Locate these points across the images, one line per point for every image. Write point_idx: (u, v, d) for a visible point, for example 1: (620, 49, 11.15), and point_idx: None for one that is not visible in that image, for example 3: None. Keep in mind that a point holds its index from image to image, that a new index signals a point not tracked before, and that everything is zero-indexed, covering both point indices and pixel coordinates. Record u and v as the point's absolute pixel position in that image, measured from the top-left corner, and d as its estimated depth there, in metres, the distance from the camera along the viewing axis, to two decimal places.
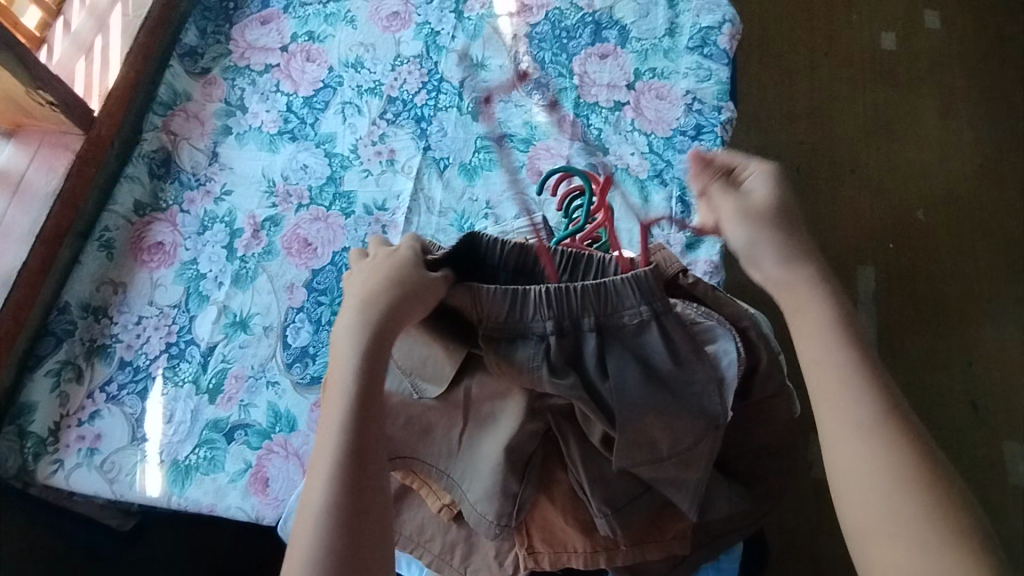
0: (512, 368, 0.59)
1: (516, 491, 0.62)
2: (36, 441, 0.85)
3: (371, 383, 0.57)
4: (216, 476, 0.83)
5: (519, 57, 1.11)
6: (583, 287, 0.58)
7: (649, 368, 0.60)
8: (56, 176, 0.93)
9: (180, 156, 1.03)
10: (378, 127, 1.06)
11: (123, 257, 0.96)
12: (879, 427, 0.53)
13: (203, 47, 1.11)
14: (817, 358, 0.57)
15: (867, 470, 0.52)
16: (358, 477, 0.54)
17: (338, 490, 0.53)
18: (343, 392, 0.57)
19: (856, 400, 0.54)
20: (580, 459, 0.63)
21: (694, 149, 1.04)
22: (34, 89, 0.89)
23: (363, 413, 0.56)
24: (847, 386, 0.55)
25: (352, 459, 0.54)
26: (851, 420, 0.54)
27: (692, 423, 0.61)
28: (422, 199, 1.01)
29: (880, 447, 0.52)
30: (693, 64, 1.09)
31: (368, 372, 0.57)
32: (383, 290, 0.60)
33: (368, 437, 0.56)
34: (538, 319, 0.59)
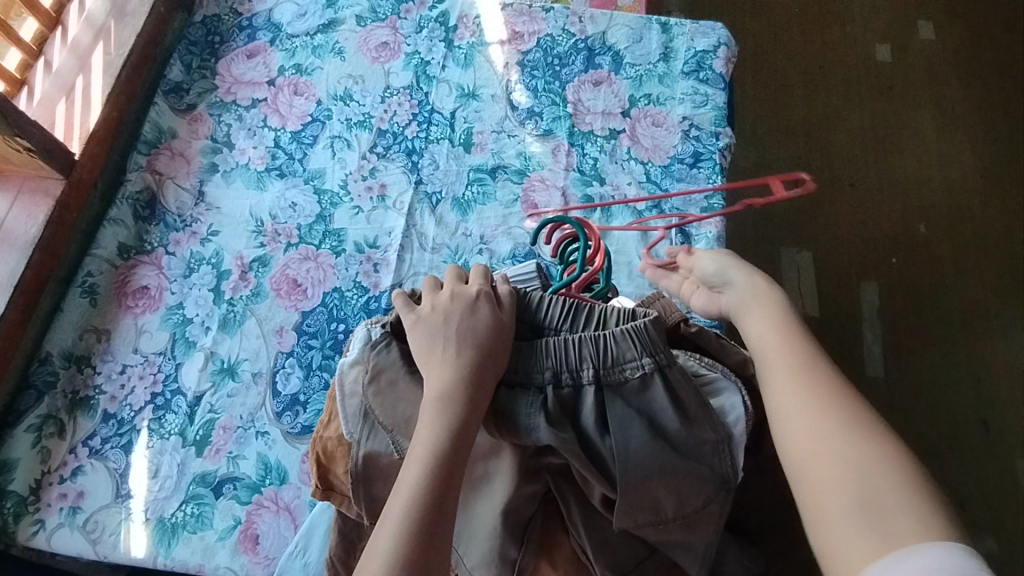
0: (509, 422, 0.58)
1: (515, 557, 0.59)
2: (17, 501, 0.82)
3: (461, 442, 0.55)
4: (204, 534, 0.80)
5: (511, 86, 1.09)
6: (582, 337, 0.58)
7: (655, 426, 0.57)
8: (36, 223, 0.89)
9: (165, 197, 1.00)
10: (369, 162, 1.03)
11: (107, 303, 0.93)
12: (820, 393, 0.57)
13: (188, 83, 1.08)
14: (763, 342, 0.63)
15: (809, 429, 0.55)
16: (430, 542, 0.51)
17: (411, 549, 0.50)
18: (431, 444, 0.55)
19: (799, 372, 0.59)
20: (581, 521, 0.60)
21: (692, 177, 1.01)
22: (11, 136, 0.85)
23: (448, 473, 0.54)
24: (792, 362, 0.60)
25: (429, 521, 0.52)
26: (794, 387, 0.58)
27: (702, 484, 0.57)
28: (414, 236, 0.98)
29: (820, 409, 0.56)
30: (689, 89, 1.07)
31: (459, 427, 0.55)
32: (473, 347, 0.59)
33: (448, 500, 0.53)
34: (539, 369, 0.59)
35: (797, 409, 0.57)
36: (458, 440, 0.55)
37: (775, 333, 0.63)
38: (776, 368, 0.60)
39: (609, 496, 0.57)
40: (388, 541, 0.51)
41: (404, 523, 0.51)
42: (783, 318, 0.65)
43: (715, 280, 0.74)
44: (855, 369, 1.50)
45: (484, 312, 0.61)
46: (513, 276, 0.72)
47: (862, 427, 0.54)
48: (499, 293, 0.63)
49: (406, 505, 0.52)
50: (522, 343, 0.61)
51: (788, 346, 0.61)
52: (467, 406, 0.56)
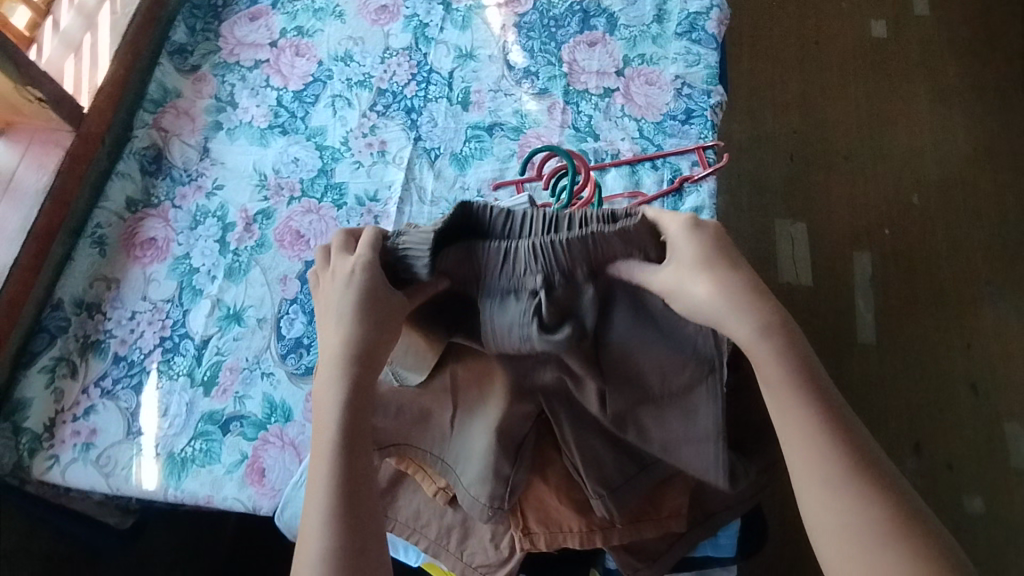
0: (503, 331, 0.55)
1: (509, 474, 0.62)
2: (32, 438, 0.85)
3: (360, 428, 0.56)
4: (213, 468, 0.83)
5: (508, 46, 1.12)
6: (573, 236, 0.54)
7: (642, 307, 0.57)
8: (47, 172, 0.92)
9: (170, 152, 1.03)
10: (369, 119, 1.06)
11: (116, 253, 0.96)
12: (861, 520, 0.50)
13: (192, 45, 1.11)
14: (794, 442, 0.53)
15: (851, 564, 0.50)
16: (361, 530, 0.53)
17: (334, 541, 0.52)
18: (329, 435, 0.55)
19: (840, 495, 0.51)
20: (573, 441, 0.62)
21: (684, 133, 1.04)
22: (23, 86, 0.88)
23: (355, 458, 0.55)
24: (832, 480, 0.52)
25: (352, 511, 0.54)
26: (835, 512, 0.51)
27: (688, 397, 0.58)
28: (413, 189, 1.01)
29: (858, 542, 0.50)
30: (682, 49, 1.10)
31: (353, 413, 0.56)
32: (355, 329, 0.56)
33: (365, 483, 0.55)
34: (528, 274, 0.54)
35: (834, 538, 0.51)
36: (355, 425, 0.56)
37: (803, 432, 0.53)
38: (813, 481, 0.52)
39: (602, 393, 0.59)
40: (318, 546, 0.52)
41: (327, 524, 0.53)
42: (814, 406, 0.53)
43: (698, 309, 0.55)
44: (847, 336, 1.53)
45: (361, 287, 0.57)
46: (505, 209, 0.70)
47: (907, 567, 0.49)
48: (412, 292, 0.57)
49: (328, 505, 0.53)
50: (502, 245, 0.55)
51: (827, 458, 0.52)
52: (359, 391, 0.56)
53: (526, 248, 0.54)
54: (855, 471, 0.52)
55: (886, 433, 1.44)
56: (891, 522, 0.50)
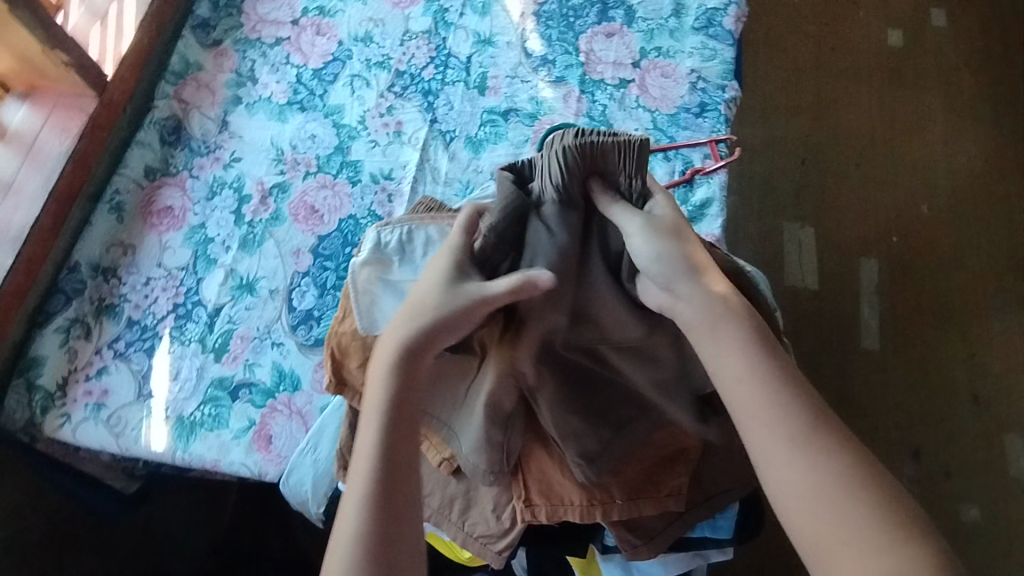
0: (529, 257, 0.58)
1: (503, 442, 0.62)
2: (45, 395, 0.86)
3: (400, 434, 0.57)
4: (221, 433, 0.85)
5: (526, 34, 1.13)
6: (579, 148, 0.56)
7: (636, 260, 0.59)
8: (70, 136, 0.91)
9: (190, 124, 1.04)
10: (386, 100, 1.07)
11: (133, 219, 0.97)
12: (823, 475, 0.53)
13: (215, 20, 1.13)
14: (747, 412, 0.56)
15: (814, 514, 0.53)
16: (390, 538, 0.54)
17: (369, 518, 0.54)
18: (376, 422, 0.57)
19: (800, 456, 0.54)
20: (551, 416, 0.60)
21: (697, 126, 1.05)
22: (50, 49, 0.86)
23: (392, 466, 0.56)
24: (789, 442, 0.54)
25: (383, 521, 0.54)
26: (796, 471, 0.54)
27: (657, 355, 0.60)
28: (428, 170, 1.02)
29: (821, 497, 0.53)
30: (698, 44, 1.11)
31: (395, 420, 0.57)
32: (423, 321, 0.58)
33: (400, 493, 0.55)
34: (539, 192, 0.59)
35: (796, 498, 0.54)
36: (396, 431, 0.57)
37: (756, 401, 0.55)
38: (771, 448, 0.55)
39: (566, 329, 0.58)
40: (347, 547, 0.53)
41: (359, 528, 0.54)
42: (761, 370, 0.56)
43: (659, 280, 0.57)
44: (850, 341, 1.53)
45: (433, 282, 0.59)
46: None
47: (865, 514, 0.52)
48: (491, 291, 0.55)
49: (360, 509, 0.54)
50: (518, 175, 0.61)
51: (781, 422, 0.55)
52: (402, 396, 0.58)
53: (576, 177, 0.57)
54: (810, 431, 0.55)
55: (885, 439, 1.45)
56: (847, 474, 0.53)
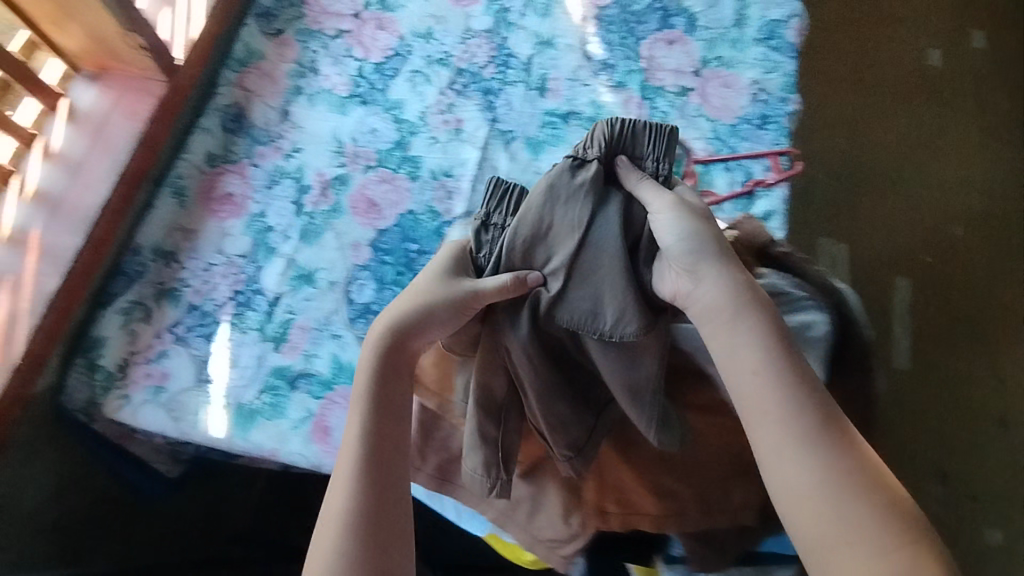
0: (539, 219, 0.62)
1: (496, 435, 0.63)
2: (106, 375, 0.86)
3: (389, 418, 0.59)
4: (279, 422, 0.85)
5: (587, 38, 1.13)
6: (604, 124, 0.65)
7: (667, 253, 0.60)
8: (140, 120, 0.91)
9: (252, 112, 1.04)
10: (447, 97, 1.07)
11: (195, 205, 0.97)
12: (830, 475, 0.49)
13: (278, 9, 1.13)
14: (752, 405, 0.53)
15: (822, 518, 0.47)
16: (380, 521, 0.54)
17: (363, 495, 0.54)
18: (364, 409, 0.59)
19: (807, 449, 0.50)
20: (536, 403, 0.62)
21: (758, 137, 1.05)
22: (128, 32, 0.85)
23: (383, 449, 0.57)
24: (798, 440, 0.50)
25: (373, 503, 0.54)
26: (802, 471, 0.49)
27: (643, 359, 0.60)
28: (488, 169, 1.02)
29: (828, 492, 0.48)
30: (760, 55, 1.11)
31: (384, 404, 0.59)
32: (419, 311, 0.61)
33: (389, 475, 0.56)
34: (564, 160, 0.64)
35: (800, 492, 0.49)
36: (385, 414, 0.59)
37: (765, 394, 0.52)
38: (776, 440, 0.51)
39: (555, 304, 0.60)
40: (335, 527, 0.53)
41: (350, 508, 0.54)
42: (779, 367, 0.53)
43: (685, 257, 0.58)
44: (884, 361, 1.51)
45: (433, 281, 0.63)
46: None
47: (877, 516, 0.47)
48: (481, 288, 0.60)
49: (350, 490, 0.54)
50: None
51: (792, 418, 0.51)
52: (392, 382, 0.61)
53: (597, 144, 0.64)
54: (821, 427, 0.51)
55: (913, 460, 1.44)
56: (856, 472, 0.49)
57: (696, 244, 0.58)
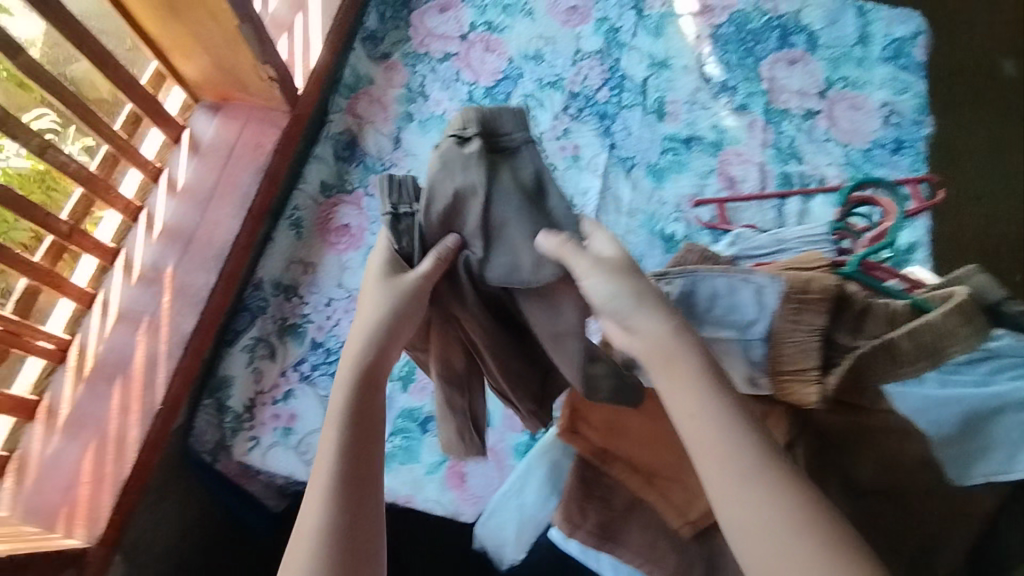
0: (451, 199, 0.51)
1: (463, 406, 0.56)
2: (234, 417, 0.84)
3: (361, 427, 0.47)
4: (413, 467, 0.84)
5: (703, 58, 1.08)
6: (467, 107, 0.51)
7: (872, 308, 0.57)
8: (263, 152, 0.88)
9: (365, 140, 1.02)
10: (561, 122, 1.04)
11: (312, 237, 0.95)
12: (792, 517, 0.40)
13: (383, 32, 1.10)
14: (697, 442, 0.43)
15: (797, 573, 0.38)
16: (356, 545, 0.43)
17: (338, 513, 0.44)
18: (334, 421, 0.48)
19: (764, 491, 0.41)
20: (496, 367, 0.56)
21: (894, 163, 0.99)
22: (261, 64, 0.83)
23: (359, 461, 0.46)
24: (745, 475, 0.41)
25: (350, 525, 0.44)
26: (761, 515, 0.40)
27: (563, 306, 0.52)
28: (610, 199, 0.98)
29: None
30: (889, 75, 1.05)
31: (357, 412, 0.48)
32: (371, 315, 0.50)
33: (367, 491, 0.45)
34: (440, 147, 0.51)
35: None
36: (359, 427, 0.47)
37: (730, 455, 0.42)
38: (755, 512, 0.40)
39: (484, 267, 0.52)
40: (311, 548, 0.43)
41: (322, 530, 0.43)
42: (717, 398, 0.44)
43: (617, 305, 0.48)
44: None
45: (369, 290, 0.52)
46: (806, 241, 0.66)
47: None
48: (422, 269, 0.51)
49: (326, 504, 0.44)
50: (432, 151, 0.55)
51: (736, 453, 0.42)
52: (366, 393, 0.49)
53: (468, 117, 0.50)
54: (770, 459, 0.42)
55: None
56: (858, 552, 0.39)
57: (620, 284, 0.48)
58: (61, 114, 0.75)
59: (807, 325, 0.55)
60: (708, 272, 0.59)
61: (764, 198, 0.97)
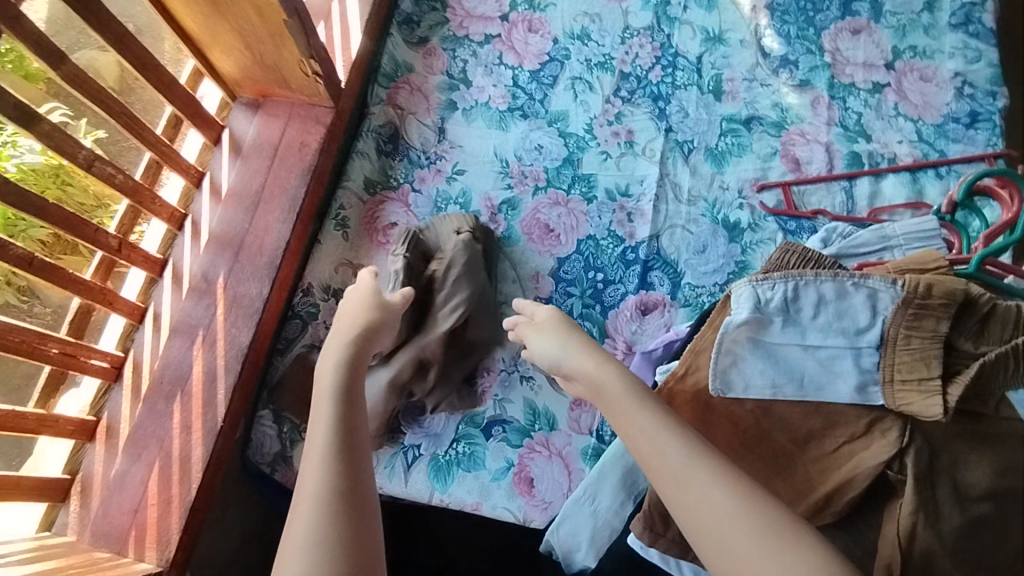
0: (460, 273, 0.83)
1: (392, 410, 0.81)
2: (293, 428, 0.81)
3: (352, 420, 0.56)
4: (479, 474, 0.80)
5: (761, 31, 1.01)
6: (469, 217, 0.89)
7: (994, 313, 0.53)
8: (309, 151, 0.83)
9: (408, 132, 0.97)
10: (614, 106, 0.98)
11: (360, 237, 0.90)
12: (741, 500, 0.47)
13: (419, 15, 1.04)
14: (650, 456, 0.51)
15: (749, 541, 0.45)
16: (351, 506, 0.50)
17: (335, 477, 0.51)
18: (325, 408, 0.57)
19: (722, 478, 0.48)
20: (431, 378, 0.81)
21: (969, 138, 0.93)
22: (307, 59, 0.78)
23: (351, 443, 0.55)
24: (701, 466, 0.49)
25: (346, 494, 0.51)
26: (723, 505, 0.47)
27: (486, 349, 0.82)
28: (668, 186, 0.93)
29: (761, 544, 0.45)
30: (959, 43, 0.98)
31: (346, 401, 0.58)
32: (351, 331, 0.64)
33: (360, 466, 0.53)
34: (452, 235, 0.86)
35: (730, 546, 0.45)
36: (348, 411, 0.57)
37: (672, 458, 0.50)
38: (703, 498, 0.47)
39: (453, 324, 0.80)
40: (312, 503, 0.50)
41: (321, 495, 0.50)
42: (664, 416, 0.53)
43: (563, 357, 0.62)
44: None
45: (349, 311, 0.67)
46: (916, 231, 0.70)
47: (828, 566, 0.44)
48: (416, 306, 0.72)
49: (324, 470, 0.52)
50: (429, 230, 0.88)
51: (688, 450, 0.50)
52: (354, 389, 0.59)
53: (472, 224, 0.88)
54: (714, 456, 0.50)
55: None
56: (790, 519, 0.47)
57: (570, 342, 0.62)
58: (71, 105, 0.68)
59: (928, 331, 0.53)
60: (816, 276, 0.56)
61: (832, 180, 0.92)
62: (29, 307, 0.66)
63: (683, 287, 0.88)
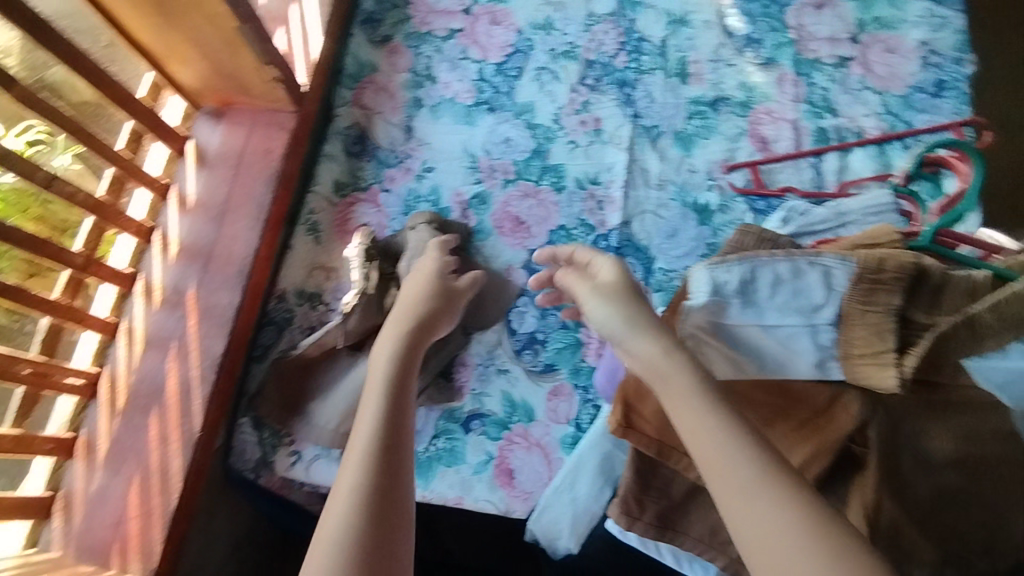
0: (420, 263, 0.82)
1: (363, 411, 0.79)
2: (273, 432, 0.82)
3: (398, 415, 0.57)
4: (459, 469, 0.80)
5: (724, 11, 1.01)
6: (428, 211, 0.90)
7: (945, 286, 0.54)
8: (274, 157, 0.84)
9: (375, 132, 0.97)
10: (580, 94, 0.98)
11: (331, 240, 0.91)
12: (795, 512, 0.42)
13: (381, 14, 1.05)
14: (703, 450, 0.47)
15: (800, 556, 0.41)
16: (387, 503, 0.51)
17: (371, 472, 0.52)
18: (373, 402, 0.58)
19: (780, 490, 0.44)
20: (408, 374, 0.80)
21: (936, 108, 0.92)
22: (265, 65, 0.78)
23: (393, 438, 0.55)
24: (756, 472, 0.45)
25: (379, 490, 0.51)
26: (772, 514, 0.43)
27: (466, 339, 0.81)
28: (638, 172, 0.93)
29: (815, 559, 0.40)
30: (924, 12, 0.98)
31: (395, 396, 0.59)
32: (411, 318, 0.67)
33: (396, 463, 0.54)
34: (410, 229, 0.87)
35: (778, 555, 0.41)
36: (398, 404, 0.58)
37: (729, 457, 0.46)
38: (758, 508, 0.43)
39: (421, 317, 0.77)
40: (347, 492, 0.51)
41: (358, 487, 0.51)
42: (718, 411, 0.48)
43: (621, 328, 0.56)
44: None
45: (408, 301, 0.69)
46: (873, 205, 0.71)
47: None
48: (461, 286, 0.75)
49: (363, 465, 0.52)
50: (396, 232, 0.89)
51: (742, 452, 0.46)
52: (397, 389, 0.59)
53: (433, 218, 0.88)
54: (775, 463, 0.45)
55: None
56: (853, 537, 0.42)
57: (629, 306, 0.57)
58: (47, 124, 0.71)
59: (881, 306, 0.53)
60: (770, 256, 0.56)
61: (800, 157, 0.92)
62: (20, 324, 0.69)
63: (655, 272, 0.88)
